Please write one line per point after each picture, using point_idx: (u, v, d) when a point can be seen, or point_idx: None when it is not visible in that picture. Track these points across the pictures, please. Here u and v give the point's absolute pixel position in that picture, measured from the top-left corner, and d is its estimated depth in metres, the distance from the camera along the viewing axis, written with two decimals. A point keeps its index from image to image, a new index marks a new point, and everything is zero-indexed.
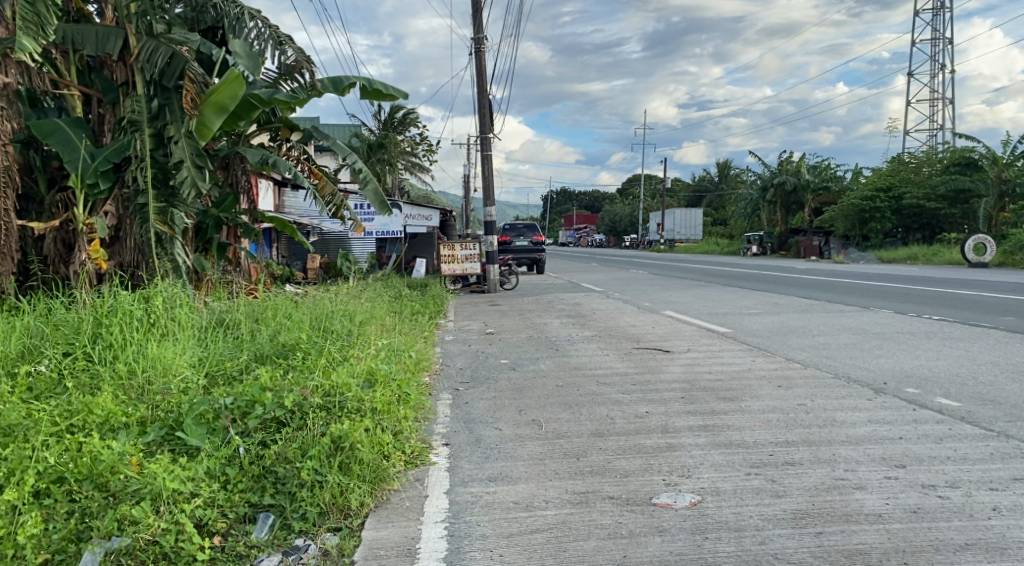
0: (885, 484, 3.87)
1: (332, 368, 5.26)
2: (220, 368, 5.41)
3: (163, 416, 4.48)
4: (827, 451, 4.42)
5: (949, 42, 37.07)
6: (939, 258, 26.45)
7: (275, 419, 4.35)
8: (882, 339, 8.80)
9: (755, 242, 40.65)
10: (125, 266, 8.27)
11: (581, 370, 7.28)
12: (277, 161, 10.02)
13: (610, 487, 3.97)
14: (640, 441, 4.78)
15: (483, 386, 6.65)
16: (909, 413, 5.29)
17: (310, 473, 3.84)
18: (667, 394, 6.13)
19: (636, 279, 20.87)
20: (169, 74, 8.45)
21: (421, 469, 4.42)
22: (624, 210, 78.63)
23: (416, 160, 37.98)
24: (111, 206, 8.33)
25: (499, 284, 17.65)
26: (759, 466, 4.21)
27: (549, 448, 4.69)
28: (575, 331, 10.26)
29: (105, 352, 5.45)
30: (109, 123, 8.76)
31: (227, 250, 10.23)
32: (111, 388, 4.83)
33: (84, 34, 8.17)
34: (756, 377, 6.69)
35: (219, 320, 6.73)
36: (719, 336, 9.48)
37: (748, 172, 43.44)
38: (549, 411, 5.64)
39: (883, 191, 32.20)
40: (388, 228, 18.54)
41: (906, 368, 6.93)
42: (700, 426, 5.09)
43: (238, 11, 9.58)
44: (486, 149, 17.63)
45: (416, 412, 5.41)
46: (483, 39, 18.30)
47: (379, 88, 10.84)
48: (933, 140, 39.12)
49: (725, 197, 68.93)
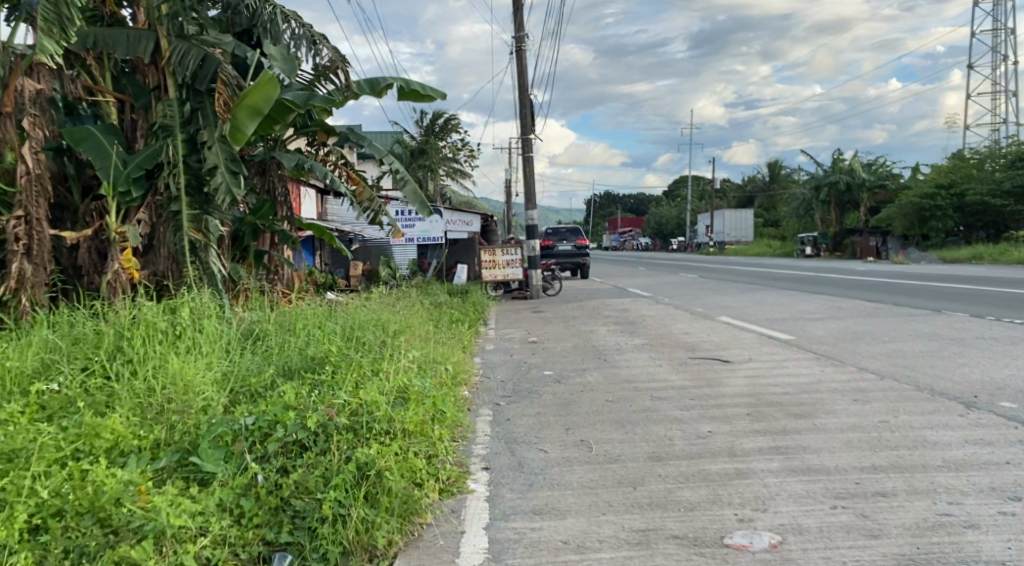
0: (1001, 522, 3.26)
1: (362, 384, 4.84)
2: (246, 384, 5.04)
3: (179, 438, 4.13)
4: (923, 480, 3.81)
5: (1011, 31, 35.41)
6: (1006, 257, 25.18)
7: (298, 442, 3.93)
8: (963, 345, 8.03)
9: (808, 243, 39.27)
10: (158, 275, 8.00)
11: (632, 383, 6.72)
12: (313, 165, 9.63)
13: (673, 524, 3.46)
14: (704, 466, 4.24)
15: (526, 400, 6.17)
16: (1013, 431, 4.63)
17: (331, 505, 3.43)
18: (731, 411, 5.54)
19: (684, 284, 20.15)
20: (201, 77, 8.12)
21: (457, 499, 3.97)
22: (671, 213, 77.32)
23: (460, 166, 37.70)
24: (144, 214, 8.03)
25: (543, 290, 17.13)
26: (845, 497, 3.63)
27: (601, 475, 4.19)
28: (623, 339, 9.68)
29: (124, 368, 5.13)
30: (141, 129, 8.45)
31: (265, 258, 9.96)
32: (128, 410, 4.49)
33: (115, 38, 7.87)
34: (827, 390, 6.06)
35: (249, 331, 6.39)
36: (780, 344, 8.82)
37: (799, 172, 42.11)
38: (599, 430, 5.14)
39: (944, 188, 30.72)
40: (429, 234, 18.25)
41: (997, 379, 6.19)
42: (771, 448, 4.53)
43: (272, 11, 9.32)
44: (528, 152, 17.19)
45: (453, 430, 4.97)
46: (524, 38, 17.90)
47: (417, 89, 10.45)
48: (994, 134, 37.48)
49: (774, 198, 67.31)
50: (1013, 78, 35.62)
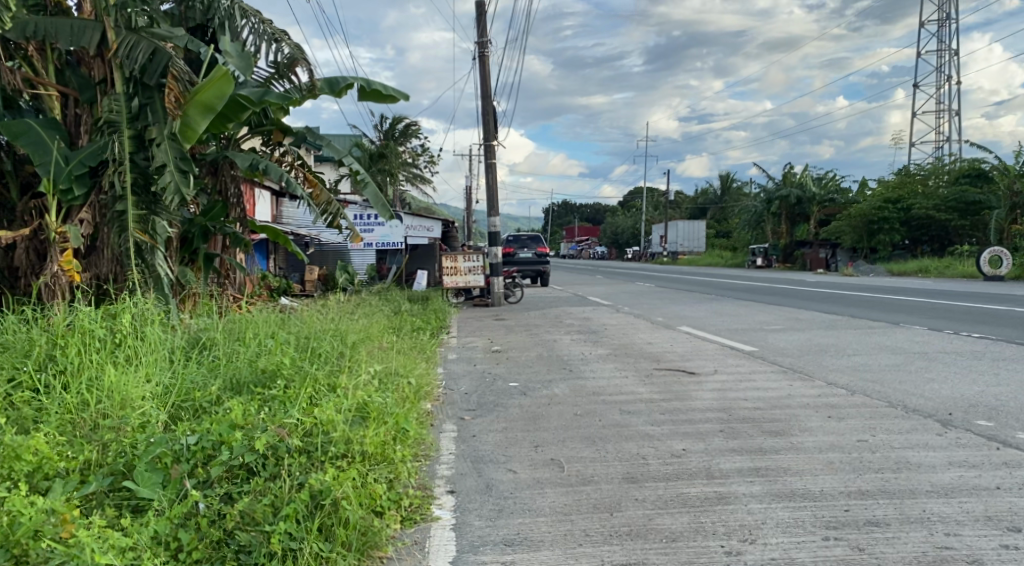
0: (1004, 556, 3.09)
1: (317, 400, 4.50)
2: (189, 399, 4.63)
3: (113, 459, 3.71)
4: (915, 507, 3.63)
5: (955, 52, 36.46)
6: (952, 271, 25.77)
7: (244, 466, 3.58)
8: (927, 360, 7.99)
9: (761, 255, 40.06)
10: (102, 278, 7.49)
11: (601, 396, 6.45)
12: (268, 166, 9.18)
13: (656, 557, 3.21)
14: (683, 490, 4.00)
15: (491, 414, 5.86)
16: (995, 453, 4.51)
17: (281, 539, 3.10)
18: (704, 427, 5.33)
19: (644, 292, 20.06)
20: (151, 71, 7.55)
21: (421, 528, 3.64)
22: (627, 222, 77.90)
23: (417, 171, 37.20)
24: (87, 213, 7.48)
25: (503, 297, 16.83)
26: (836, 527, 3.43)
27: (575, 499, 3.91)
28: (587, 349, 9.43)
29: (54, 379, 4.67)
30: (86, 124, 7.91)
31: (215, 262, 9.44)
32: (56, 428, 4.04)
33: (58, 27, 7.26)
34: (800, 406, 5.90)
35: (194, 340, 5.93)
36: (746, 356, 8.68)
37: (752, 185, 42.71)
38: (571, 447, 4.87)
39: (892, 203, 31.42)
40: (388, 239, 17.83)
41: (967, 396, 6.11)
42: (751, 468, 4.32)
43: (229, 8, 8.85)
44: (489, 157, 16.93)
45: (415, 450, 4.63)
46: (487, 42, 17.65)
47: (379, 90, 10.08)
48: (939, 151, 38.59)
49: (728, 210, 68.31)
50: (957, 97, 36.66)
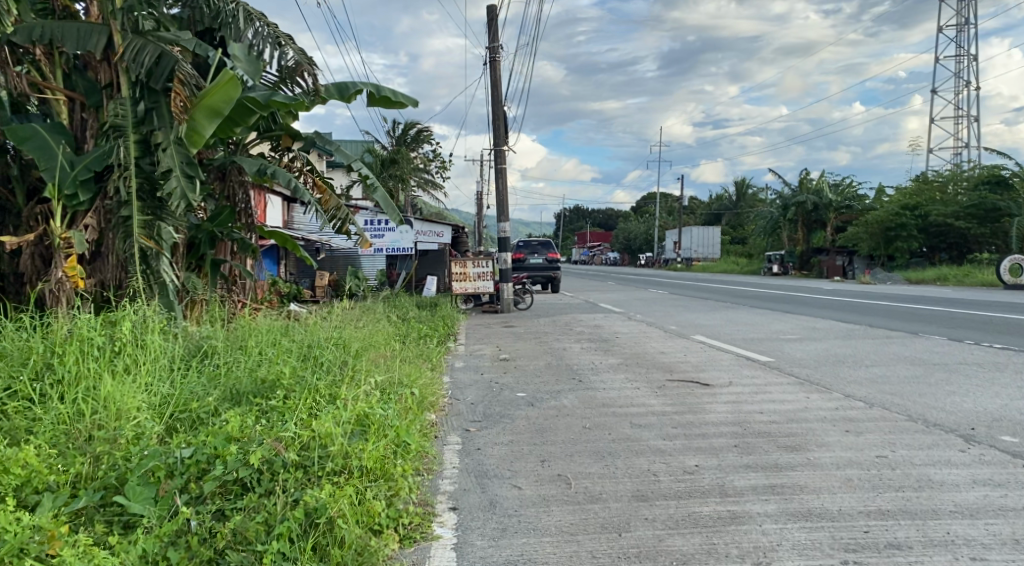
0: None
1: (316, 412, 4.37)
2: (187, 410, 4.52)
3: (105, 473, 3.60)
4: (938, 529, 3.45)
5: (974, 58, 36.04)
6: (971, 279, 25.36)
7: (238, 481, 3.46)
8: (948, 371, 7.76)
9: (776, 262, 39.70)
10: (107, 284, 7.39)
11: (611, 408, 6.28)
12: (277, 171, 9.07)
13: None
14: (695, 508, 3.83)
15: (498, 426, 5.72)
16: (1021, 471, 4.31)
17: (273, 559, 2.97)
18: (717, 441, 5.16)
19: (657, 300, 19.82)
20: (158, 75, 7.42)
21: (420, 548, 3.50)
22: (640, 228, 77.54)
23: (429, 177, 37.14)
24: (92, 219, 7.38)
25: (513, 304, 16.66)
26: (855, 549, 3.26)
27: (582, 518, 3.76)
28: (598, 358, 9.27)
29: (50, 389, 4.57)
30: (92, 128, 7.85)
31: (222, 268, 9.33)
32: (48, 439, 3.93)
33: (64, 30, 7.23)
34: (817, 420, 5.70)
35: (196, 349, 5.83)
36: (761, 367, 8.48)
37: (767, 191, 42.36)
38: (579, 462, 4.71)
39: (909, 209, 30.99)
40: (398, 245, 17.73)
41: (990, 410, 5.89)
42: (766, 486, 4.15)
43: (235, 11, 8.79)
44: (500, 163, 16.81)
45: (417, 464, 4.50)
46: (498, 48, 17.56)
47: (389, 96, 9.99)
48: (957, 158, 38.13)
49: (742, 216, 67.83)
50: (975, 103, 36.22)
